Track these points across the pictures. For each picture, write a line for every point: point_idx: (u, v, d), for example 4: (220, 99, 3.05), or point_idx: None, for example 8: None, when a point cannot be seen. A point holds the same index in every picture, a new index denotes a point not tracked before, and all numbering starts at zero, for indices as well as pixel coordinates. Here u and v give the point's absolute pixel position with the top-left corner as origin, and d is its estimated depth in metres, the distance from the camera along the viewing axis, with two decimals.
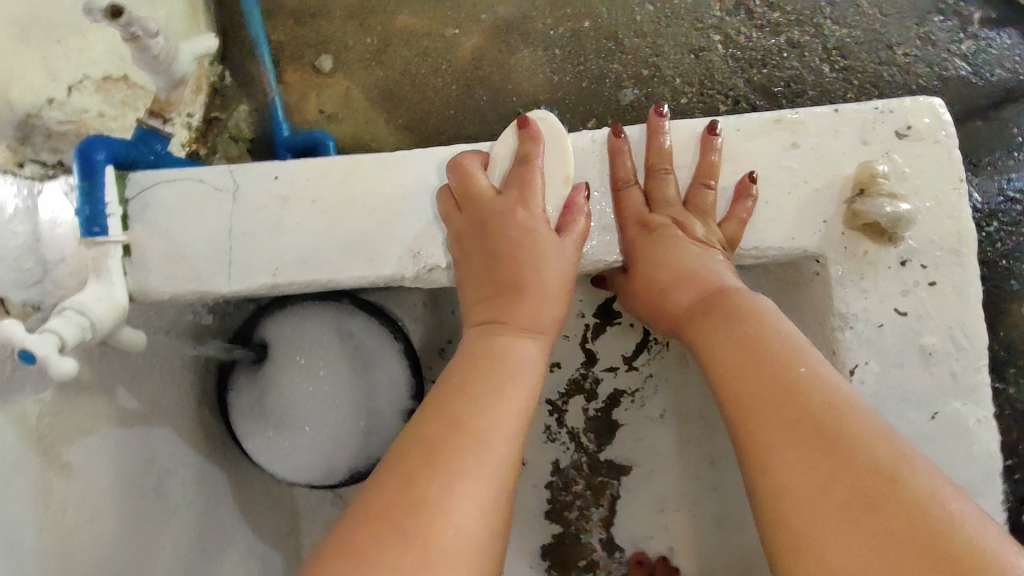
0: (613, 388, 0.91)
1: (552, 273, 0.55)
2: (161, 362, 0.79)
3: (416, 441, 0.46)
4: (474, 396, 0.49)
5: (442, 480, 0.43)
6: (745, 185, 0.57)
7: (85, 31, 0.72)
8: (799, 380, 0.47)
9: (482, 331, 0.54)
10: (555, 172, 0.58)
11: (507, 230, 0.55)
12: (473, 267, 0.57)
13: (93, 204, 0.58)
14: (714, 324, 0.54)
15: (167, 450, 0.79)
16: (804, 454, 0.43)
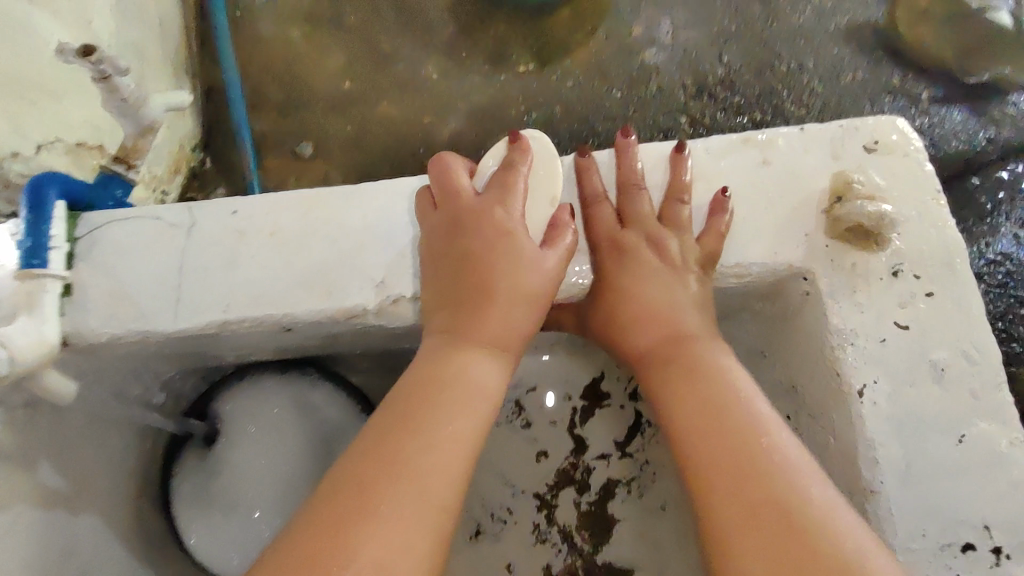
0: (606, 478, 0.84)
1: (527, 288, 0.51)
2: (95, 436, 0.73)
3: (355, 486, 0.42)
4: (426, 434, 0.45)
5: (373, 528, 0.40)
6: (721, 200, 0.55)
7: (64, 100, 0.75)
8: (762, 456, 0.45)
9: (447, 351, 0.50)
10: (535, 189, 0.56)
11: (482, 232, 0.52)
12: (440, 274, 0.53)
13: (36, 236, 0.54)
14: (674, 382, 0.52)
15: (90, 541, 0.71)
16: (761, 543, 0.41)
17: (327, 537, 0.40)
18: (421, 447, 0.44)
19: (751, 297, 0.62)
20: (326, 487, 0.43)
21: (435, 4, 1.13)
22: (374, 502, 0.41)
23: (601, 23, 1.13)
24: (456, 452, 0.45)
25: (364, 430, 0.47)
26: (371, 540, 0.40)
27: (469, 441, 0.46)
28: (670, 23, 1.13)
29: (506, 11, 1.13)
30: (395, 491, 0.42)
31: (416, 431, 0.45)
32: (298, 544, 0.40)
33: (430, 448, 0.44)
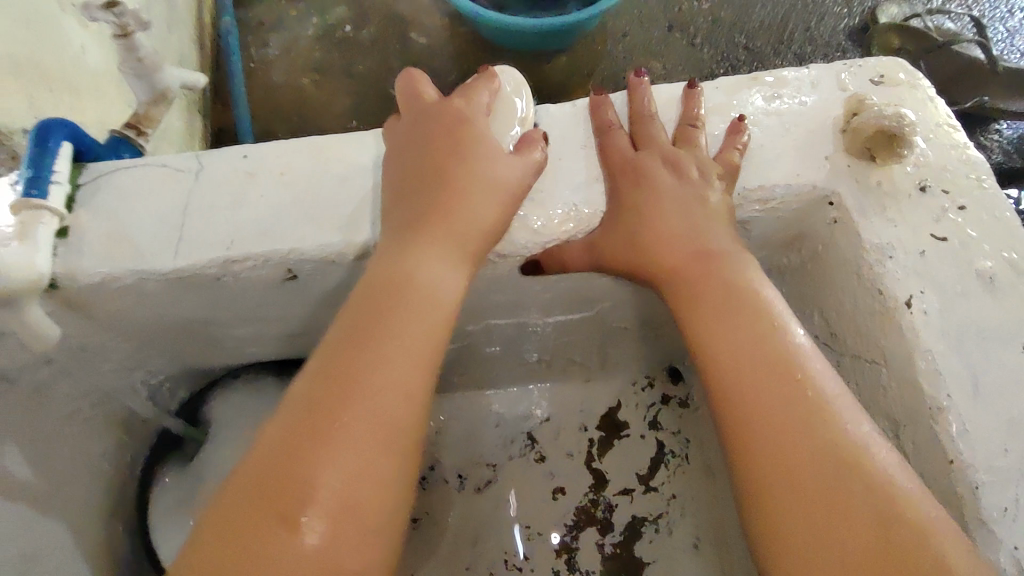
0: (631, 515, 0.88)
1: (488, 177, 0.51)
2: (73, 434, 0.66)
3: (309, 406, 0.42)
4: (390, 342, 0.44)
5: (332, 438, 0.40)
6: (736, 124, 0.55)
7: (81, 99, 0.77)
8: (805, 391, 0.44)
9: (412, 248, 0.48)
10: (506, 109, 0.56)
11: (444, 120, 0.54)
12: (398, 161, 0.53)
13: (38, 169, 0.53)
14: (704, 307, 0.49)
15: (53, 552, 0.63)
16: (806, 504, 0.40)
17: (283, 457, 0.40)
18: (382, 359, 0.43)
19: (772, 249, 0.61)
20: (294, 402, 0.42)
21: (441, 55, 1.21)
22: (342, 420, 0.41)
23: (596, 68, 1.20)
24: (415, 356, 0.44)
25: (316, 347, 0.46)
26: (327, 461, 0.40)
27: (425, 345, 0.45)
28: (661, 68, 1.20)
29: (508, 59, 1.20)
30: (352, 408, 0.41)
31: (379, 337, 0.44)
32: (264, 466, 0.40)
33: (386, 365, 0.43)
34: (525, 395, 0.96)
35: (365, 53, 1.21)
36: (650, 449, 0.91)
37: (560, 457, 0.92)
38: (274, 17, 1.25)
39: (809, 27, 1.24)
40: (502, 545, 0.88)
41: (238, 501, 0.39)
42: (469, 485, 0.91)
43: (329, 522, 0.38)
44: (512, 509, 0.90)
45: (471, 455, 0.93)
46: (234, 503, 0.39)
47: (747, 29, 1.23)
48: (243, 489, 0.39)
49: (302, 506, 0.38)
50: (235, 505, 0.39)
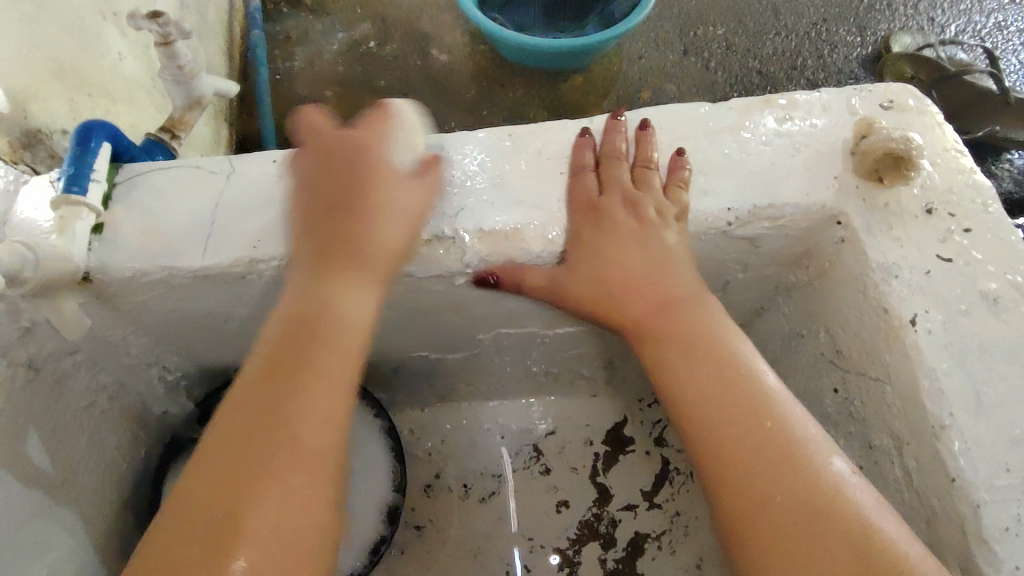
0: (635, 531, 0.88)
1: (397, 210, 0.54)
2: (94, 426, 0.68)
3: (238, 437, 0.43)
4: (293, 373, 0.46)
5: (262, 473, 0.42)
6: (676, 160, 0.56)
7: (116, 103, 0.80)
8: (783, 436, 0.46)
9: (333, 281, 0.51)
10: (401, 136, 0.58)
11: (342, 154, 0.56)
12: (312, 201, 0.55)
13: (78, 168, 0.55)
14: (665, 354, 0.53)
15: (71, 541, 0.64)
16: (791, 549, 0.41)
17: (218, 502, 0.41)
18: (296, 389, 0.45)
19: (778, 267, 0.62)
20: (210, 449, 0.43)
21: (460, 72, 1.24)
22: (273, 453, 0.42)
23: (611, 88, 1.23)
24: (324, 380, 0.46)
25: (236, 381, 0.48)
26: (261, 491, 0.41)
27: (345, 368, 0.48)
28: (675, 89, 1.23)
29: (526, 77, 1.23)
30: (285, 434, 0.43)
31: (290, 371, 0.46)
32: (195, 515, 0.40)
33: (313, 392, 0.45)
34: (532, 407, 0.97)
35: (387, 68, 1.25)
36: (655, 465, 0.92)
37: (565, 470, 0.93)
38: (300, 30, 1.29)
39: (821, 54, 1.26)
40: (503, 557, 0.88)
41: (171, 553, 0.39)
42: (472, 495, 0.92)
43: (269, 552, 0.39)
44: (517, 521, 0.90)
45: (477, 465, 0.93)
46: (169, 544, 0.39)
47: (761, 55, 1.26)
48: (173, 540, 0.39)
49: (240, 540, 0.39)
50: (170, 545, 0.39)
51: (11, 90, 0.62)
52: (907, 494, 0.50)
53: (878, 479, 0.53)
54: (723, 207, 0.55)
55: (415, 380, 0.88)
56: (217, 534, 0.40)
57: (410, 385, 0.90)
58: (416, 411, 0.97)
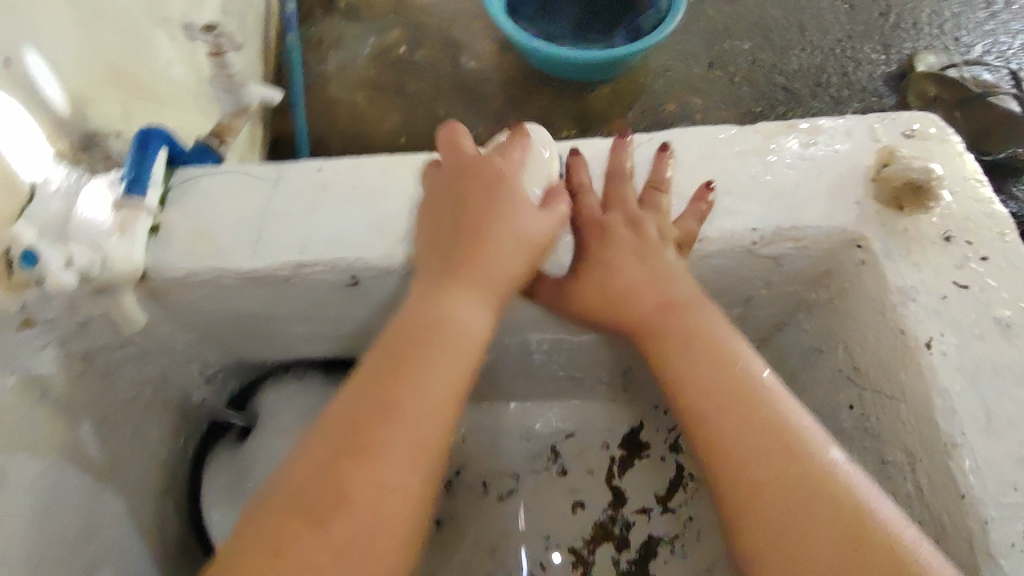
0: (648, 534, 0.91)
1: (520, 232, 0.55)
2: (138, 414, 0.72)
3: (348, 433, 0.46)
4: (412, 380, 0.48)
5: (362, 462, 0.45)
6: (703, 191, 0.58)
7: (164, 106, 0.83)
8: (777, 424, 0.48)
9: (447, 294, 0.53)
10: (535, 164, 0.59)
11: (480, 173, 0.57)
12: (435, 213, 0.57)
13: (139, 171, 0.59)
14: (671, 351, 0.54)
15: (116, 523, 0.68)
16: (773, 523, 0.45)
17: (323, 481, 0.44)
18: (407, 395, 0.48)
19: (800, 284, 0.64)
20: (325, 433, 0.47)
21: (488, 80, 1.27)
22: (373, 448, 0.46)
23: (637, 100, 1.25)
24: (442, 395, 0.49)
25: (355, 374, 0.50)
26: (357, 487, 0.44)
27: (455, 382, 0.50)
28: (699, 102, 1.25)
29: (553, 87, 1.26)
30: (383, 437, 0.46)
31: (406, 377, 0.49)
32: (302, 489, 0.44)
33: (420, 398, 0.48)
34: (551, 409, 1.00)
35: (417, 73, 1.28)
36: (670, 471, 0.94)
37: (581, 473, 0.95)
38: (335, 35, 1.32)
39: (846, 71, 1.27)
40: (518, 555, 0.91)
41: (283, 521, 0.43)
42: (491, 493, 0.95)
43: (357, 543, 0.43)
44: (533, 520, 0.93)
45: (496, 465, 0.97)
46: (268, 521, 0.43)
47: (785, 71, 1.27)
48: (279, 506, 0.44)
49: (333, 520, 0.43)
50: (272, 522, 0.43)
51: (73, 96, 0.66)
52: (918, 509, 0.52)
53: (891, 493, 0.56)
54: (748, 227, 0.57)
55: None
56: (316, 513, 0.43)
57: None
58: None
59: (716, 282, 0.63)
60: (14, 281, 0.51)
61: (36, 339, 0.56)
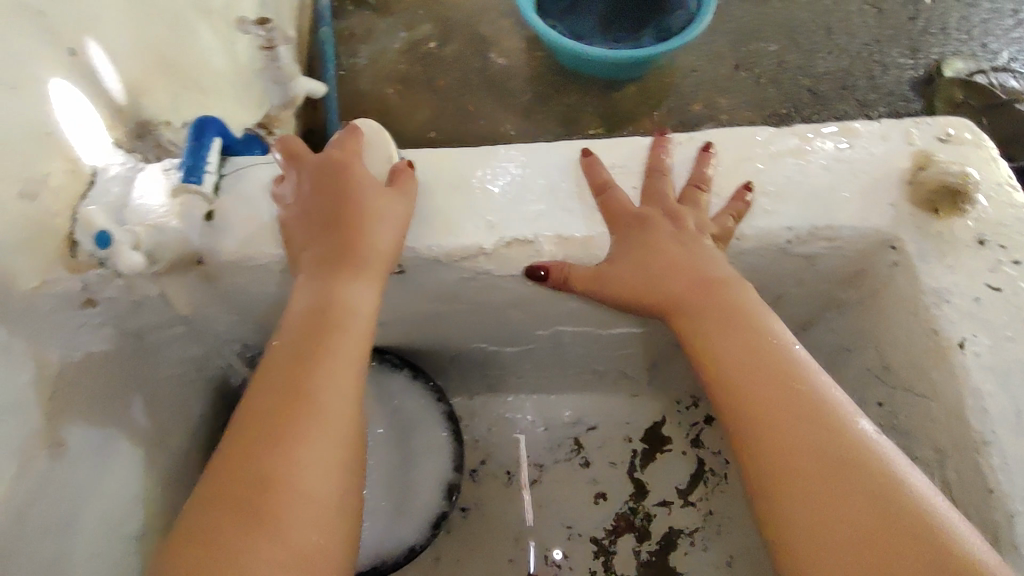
0: (669, 526, 0.93)
1: (393, 215, 0.58)
2: (183, 393, 0.74)
3: (263, 425, 0.46)
4: (316, 363, 0.50)
5: (283, 446, 0.45)
6: (742, 191, 0.59)
7: (208, 97, 0.86)
8: (804, 395, 0.48)
9: (338, 278, 0.55)
10: (372, 152, 0.62)
11: (331, 168, 0.59)
12: (314, 206, 0.58)
13: (195, 160, 0.63)
14: (709, 328, 0.54)
15: (163, 498, 0.71)
16: (810, 492, 0.44)
17: (246, 473, 0.44)
18: (316, 378, 0.49)
19: (832, 284, 0.66)
20: (231, 435, 0.47)
21: (517, 76, 1.29)
22: (298, 432, 0.46)
23: (664, 99, 1.26)
24: (341, 370, 0.50)
25: (256, 374, 0.51)
26: (287, 468, 0.45)
27: (353, 360, 0.52)
28: (726, 103, 1.26)
29: (581, 84, 1.28)
30: (305, 423, 0.47)
31: (313, 361, 0.50)
32: (222, 488, 0.44)
33: (325, 375, 0.49)
34: (575, 402, 1.02)
35: (447, 68, 1.30)
36: (691, 465, 0.96)
37: (604, 465, 0.97)
38: (365, 29, 1.34)
39: (873, 75, 1.28)
40: (541, 543, 0.93)
41: (206, 520, 0.43)
42: (515, 482, 0.97)
43: (294, 519, 0.43)
44: (556, 509, 0.95)
45: (521, 455, 0.99)
46: (190, 530, 0.43)
47: (812, 73, 1.28)
48: (207, 508, 0.43)
49: (271, 506, 0.43)
50: (202, 520, 0.43)
51: (128, 85, 0.69)
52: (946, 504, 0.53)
53: None
54: (784, 226, 0.59)
55: (468, 369, 0.94)
56: (246, 503, 0.43)
57: (462, 375, 0.96)
58: (466, 399, 1.03)
59: (749, 280, 0.65)
60: (77, 262, 0.57)
61: (96, 317, 0.60)
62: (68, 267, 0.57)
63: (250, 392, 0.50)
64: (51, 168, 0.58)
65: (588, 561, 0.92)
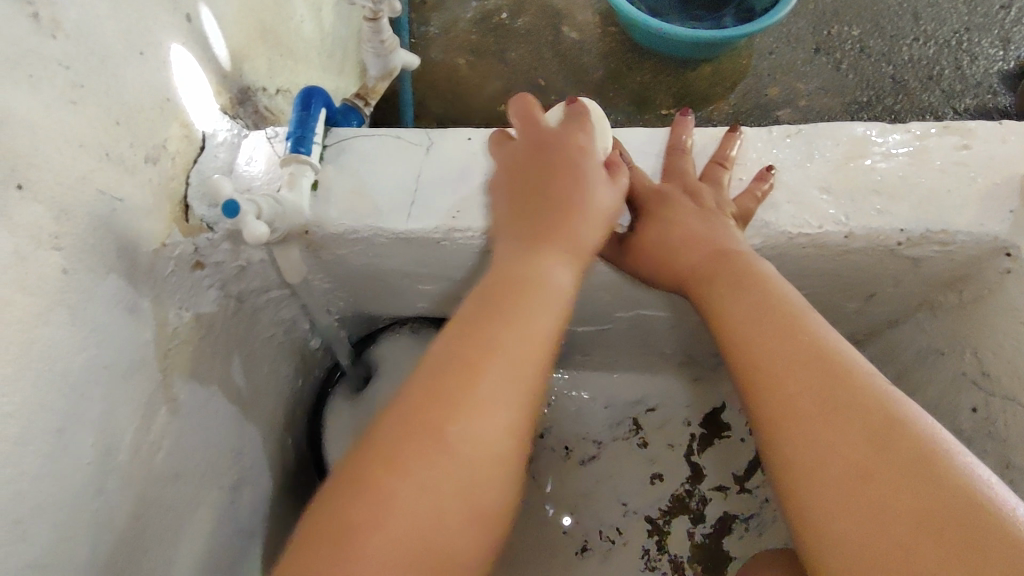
0: (724, 511, 0.94)
1: (599, 208, 0.56)
2: (271, 354, 0.77)
3: (458, 379, 0.43)
4: (515, 329, 0.46)
5: (467, 405, 0.42)
6: (763, 173, 0.60)
7: (298, 63, 0.86)
8: (824, 349, 0.47)
9: (538, 253, 0.52)
10: (597, 138, 0.60)
11: (556, 148, 0.57)
12: (527, 181, 0.56)
13: (303, 130, 0.63)
14: (719, 292, 0.55)
15: (254, 452, 0.73)
16: (829, 436, 0.43)
17: (442, 426, 0.41)
18: (505, 339, 0.46)
19: (933, 284, 0.65)
20: (422, 384, 0.43)
21: (589, 52, 1.27)
22: (480, 393, 0.43)
23: (739, 81, 1.24)
24: (539, 342, 0.47)
25: (451, 326, 0.47)
26: (478, 430, 0.42)
27: (548, 337, 0.48)
28: (804, 88, 1.23)
29: (654, 62, 1.26)
30: (489, 383, 0.43)
31: (506, 325, 0.46)
32: (408, 438, 0.41)
33: (519, 340, 0.46)
34: (636, 383, 1.03)
35: (519, 40, 1.28)
36: (751, 452, 0.96)
37: (663, 446, 0.99)
38: None
39: (960, 65, 1.23)
40: (598, 518, 0.95)
41: (394, 466, 0.40)
42: (573, 457, 0.99)
43: (475, 479, 0.41)
44: (613, 487, 0.97)
45: (579, 430, 1.01)
46: (371, 475, 0.40)
47: (896, 60, 1.23)
48: (403, 452, 0.40)
49: (454, 459, 0.41)
50: (390, 453, 0.40)
51: (233, 52, 0.69)
52: None
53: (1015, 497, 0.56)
54: (897, 227, 0.58)
55: None
56: (430, 453, 0.41)
57: None
58: None
59: (848, 275, 0.64)
60: (189, 225, 0.60)
61: (205, 280, 0.62)
62: (181, 230, 0.59)
63: (438, 346, 0.46)
64: (169, 133, 0.59)
65: (643, 539, 0.93)
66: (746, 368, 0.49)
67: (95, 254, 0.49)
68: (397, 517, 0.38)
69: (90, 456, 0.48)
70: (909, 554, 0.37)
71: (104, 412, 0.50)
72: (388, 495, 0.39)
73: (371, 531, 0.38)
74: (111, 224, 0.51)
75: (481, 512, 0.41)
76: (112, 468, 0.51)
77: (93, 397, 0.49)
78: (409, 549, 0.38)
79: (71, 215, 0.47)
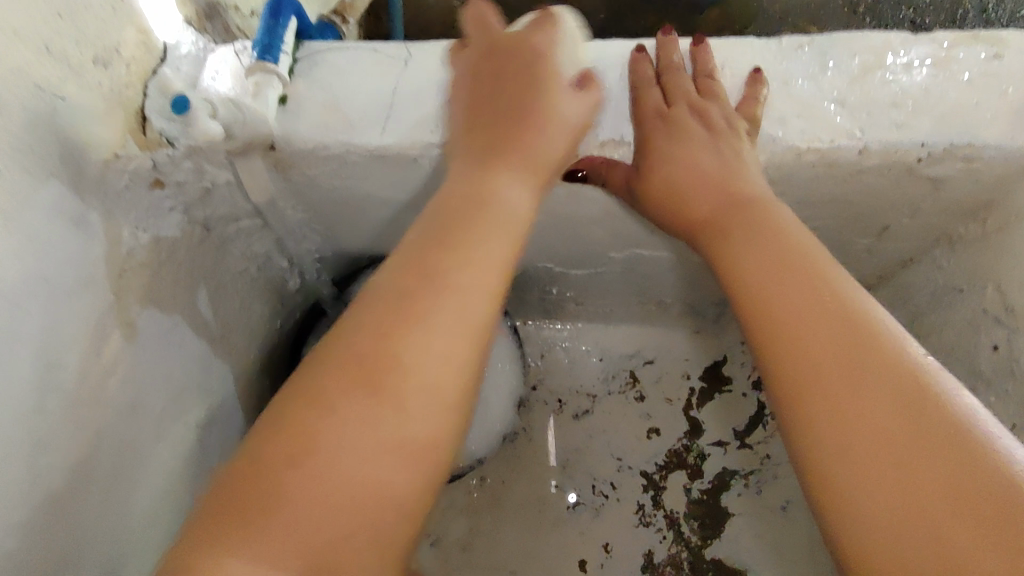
0: (723, 467, 0.90)
1: (562, 117, 0.52)
2: (244, 290, 0.73)
3: (395, 300, 0.40)
4: (462, 247, 0.42)
5: (400, 325, 0.39)
6: (752, 76, 0.56)
7: None
8: (850, 302, 0.42)
9: (492, 166, 0.48)
10: (568, 42, 0.56)
11: (514, 59, 0.53)
12: (481, 94, 0.53)
13: (271, 39, 0.58)
14: (734, 240, 0.50)
15: (222, 389, 0.69)
16: (851, 394, 0.38)
17: (371, 350, 0.38)
18: (452, 261, 0.41)
19: (954, 212, 0.60)
20: (358, 307, 0.40)
21: None
22: (422, 311, 0.39)
23: (748, 26, 1.18)
24: (492, 261, 0.43)
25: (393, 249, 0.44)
26: (413, 355, 0.38)
27: (503, 263, 0.43)
28: (817, 31, 1.16)
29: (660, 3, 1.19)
30: (434, 305, 0.39)
31: (451, 244, 0.42)
32: (341, 367, 0.37)
33: (467, 258, 0.42)
34: (633, 334, 0.98)
35: None
36: (751, 407, 0.92)
37: (659, 399, 0.95)
38: None
39: None
40: (590, 472, 0.91)
41: (318, 400, 0.36)
42: (567, 410, 0.95)
43: (416, 416, 0.37)
44: (607, 441, 0.93)
45: (573, 383, 0.97)
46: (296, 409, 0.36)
47: None
48: (329, 380, 0.37)
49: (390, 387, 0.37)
50: (312, 386, 0.37)
51: None
52: None
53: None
54: (917, 141, 0.53)
55: (528, 291, 0.91)
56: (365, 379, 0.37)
57: (522, 296, 0.93)
58: (520, 323, 1.00)
59: (860, 202, 0.59)
60: (147, 139, 0.55)
61: (166, 201, 0.58)
62: (137, 143, 0.54)
63: (379, 270, 0.43)
64: (123, 37, 0.54)
65: (637, 495, 0.90)
66: (765, 315, 0.44)
67: (33, 154, 0.44)
68: (320, 459, 0.34)
69: (28, 374, 0.45)
70: (941, 525, 0.33)
71: (43, 328, 0.46)
72: (314, 435, 0.35)
73: (289, 473, 0.34)
74: (51, 123, 0.46)
75: (418, 456, 0.36)
76: (55, 388, 0.47)
77: (31, 310, 0.45)
78: (326, 496, 0.33)
79: (5, 106, 0.42)
